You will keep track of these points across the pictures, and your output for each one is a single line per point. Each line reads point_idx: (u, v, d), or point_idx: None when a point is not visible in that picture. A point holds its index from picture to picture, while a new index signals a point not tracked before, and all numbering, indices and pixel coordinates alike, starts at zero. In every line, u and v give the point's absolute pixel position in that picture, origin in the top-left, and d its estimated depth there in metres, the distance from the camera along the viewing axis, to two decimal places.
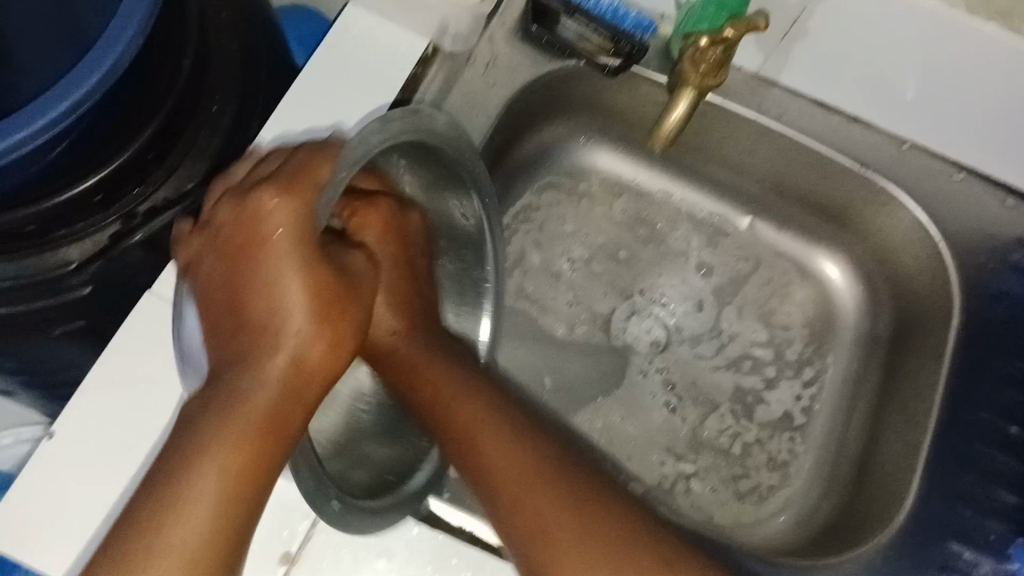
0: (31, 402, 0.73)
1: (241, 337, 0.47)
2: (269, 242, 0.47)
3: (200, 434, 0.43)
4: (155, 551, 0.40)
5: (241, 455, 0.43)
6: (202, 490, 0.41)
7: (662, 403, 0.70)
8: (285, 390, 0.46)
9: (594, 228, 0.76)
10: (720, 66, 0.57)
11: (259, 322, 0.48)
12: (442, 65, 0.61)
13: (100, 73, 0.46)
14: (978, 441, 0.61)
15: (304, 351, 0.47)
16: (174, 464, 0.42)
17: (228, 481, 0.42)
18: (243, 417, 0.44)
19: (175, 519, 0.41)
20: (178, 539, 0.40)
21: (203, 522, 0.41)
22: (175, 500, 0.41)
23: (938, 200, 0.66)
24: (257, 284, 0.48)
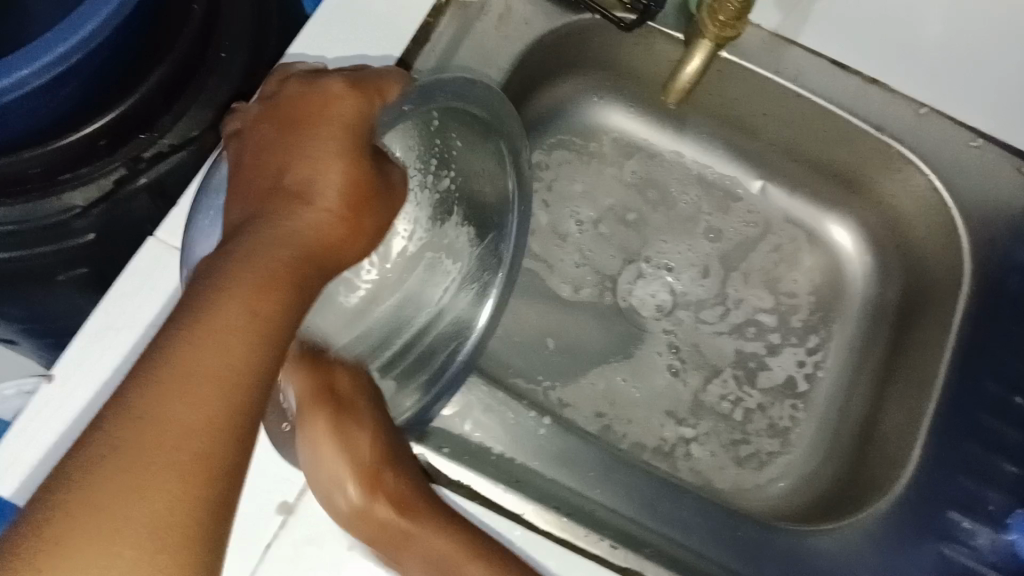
0: (30, 349, 0.73)
1: (272, 200, 0.45)
2: (330, 122, 0.47)
3: (221, 280, 0.39)
4: (177, 376, 0.36)
5: (271, 299, 0.40)
6: (235, 328, 0.38)
7: (666, 365, 0.70)
8: (304, 257, 0.44)
9: (604, 189, 0.75)
10: (738, 18, 0.56)
11: (293, 192, 0.45)
12: (455, 14, 0.60)
13: (109, 9, 0.46)
14: (983, 411, 0.61)
15: (324, 232, 0.45)
16: (198, 301, 0.39)
17: (256, 328, 0.39)
18: (271, 262, 0.42)
19: (205, 345, 0.37)
20: (207, 365, 0.36)
21: (236, 354, 0.38)
22: (204, 329, 0.37)
23: (956, 171, 0.65)
24: (303, 154, 0.46)
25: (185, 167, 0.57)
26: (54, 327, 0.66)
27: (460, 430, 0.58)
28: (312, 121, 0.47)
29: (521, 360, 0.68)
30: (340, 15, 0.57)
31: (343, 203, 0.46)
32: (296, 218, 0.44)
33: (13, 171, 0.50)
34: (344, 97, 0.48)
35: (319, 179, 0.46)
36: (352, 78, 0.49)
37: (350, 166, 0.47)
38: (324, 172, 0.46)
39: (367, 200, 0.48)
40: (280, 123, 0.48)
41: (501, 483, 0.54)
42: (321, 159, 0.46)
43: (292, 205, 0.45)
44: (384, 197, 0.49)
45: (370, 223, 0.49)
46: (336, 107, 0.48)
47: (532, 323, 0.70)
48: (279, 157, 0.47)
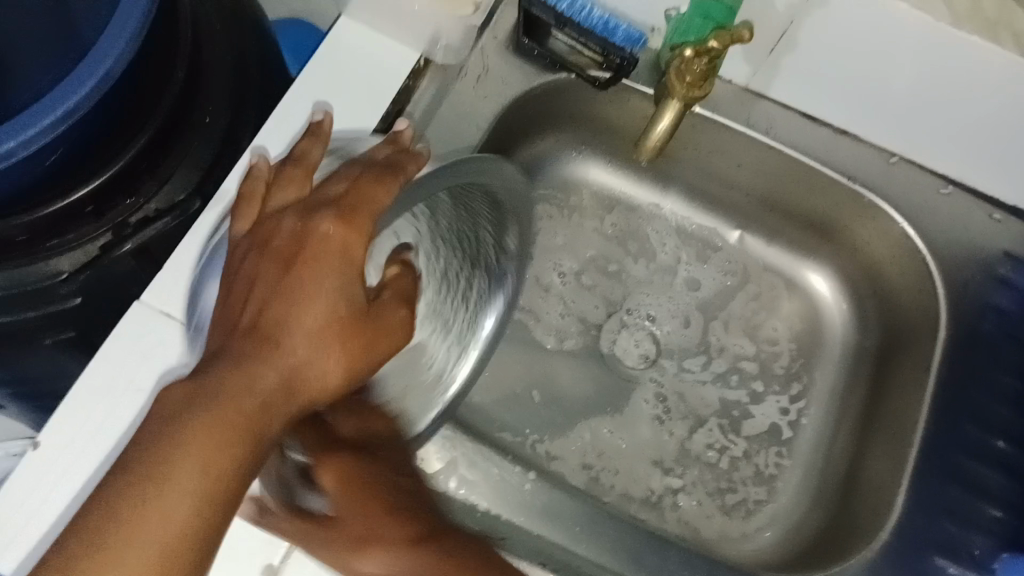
0: (17, 413, 0.73)
1: (245, 342, 0.40)
2: (312, 263, 0.40)
3: (181, 426, 0.36)
4: (127, 526, 0.34)
5: (228, 453, 0.36)
6: (179, 503, 0.35)
7: (651, 415, 0.70)
8: (265, 413, 0.38)
9: (584, 242, 0.76)
10: (705, 79, 0.58)
11: (267, 336, 0.40)
12: (433, 76, 0.62)
13: (93, 82, 0.46)
14: (964, 454, 0.62)
15: (302, 375, 0.40)
16: (152, 452, 0.36)
17: (210, 487, 0.36)
18: (227, 420, 0.37)
19: (153, 509, 0.34)
20: (161, 518, 0.34)
21: (185, 515, 0.35)
22: (152, 489, 0.35)
23: (925, 214, 0.67)
24: (285, 293, 0.40)
25: (169, 228, 0.57)
26: (41, 391, 0.66)
27: (445, 487, 0.58)
28: (296, 258, 0.41)
29: (505, 414, 0.68)
30: (305, 102, 0.58)
31: (323, 337, 0.41)
32: (267, 367, 0.39)
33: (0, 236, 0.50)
34: (335, 231, 0.41)
35: (297, 322, 0.40)
36: (344, 204, 0.42)
37: (338, 305, 0.41)
38: (303, 318, 0.40)
39: (355, 338, 0.42)
40: (268, 248, 0.42)
41: (487, 539, 0.55)
42: (303, 303, 0.40)
43: (259, 349, 0.39)
44: (372, 329, 0.43)
45: (359, 362, 0.42)
46: (326, 245, 0.41)
47: (513, 377, 0.70)
48: (260, 288, 0.41)
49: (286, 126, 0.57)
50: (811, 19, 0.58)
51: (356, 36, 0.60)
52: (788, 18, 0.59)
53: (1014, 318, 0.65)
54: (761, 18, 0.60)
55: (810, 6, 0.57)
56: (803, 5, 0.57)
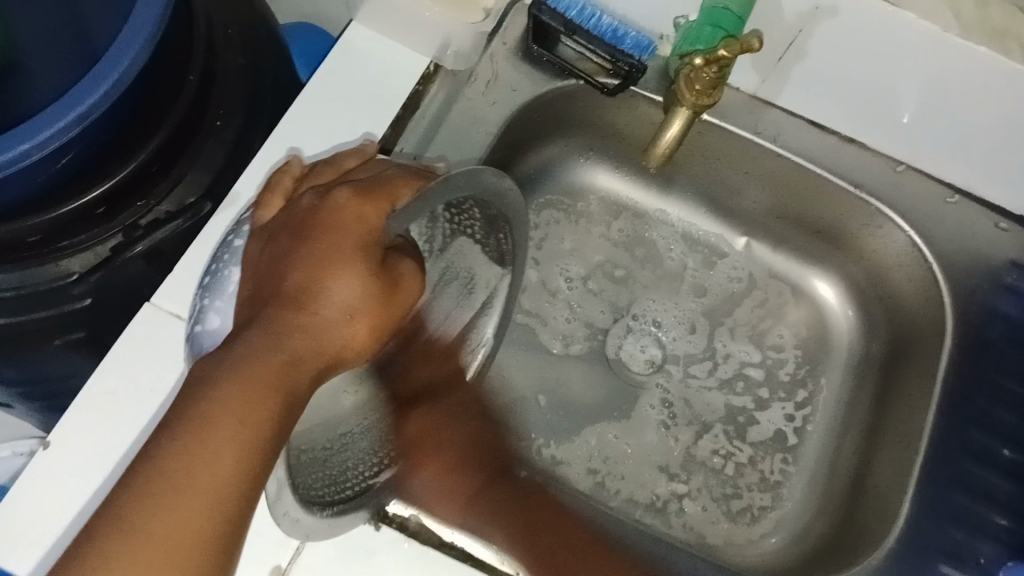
0: (25, 413, 0.73)
1: (274, 309, 0.42)
2: (334, 235, 0.43)
3: (216, 382, 0.39)
4: (182, 466, 0.37)
5: (259, 411, 0.38)
6: (220, 455, 0.37)
7: (657, 420, 0.71)
8: (293, 371, 0.40)
9: (591, 247, 0.76)
10: (715, 86, 0.58)
11: (293, 300, 0.42)
12: (442, 83, 0.62)
13: (109, 84, 0.47)
14: (968, 461, 0.62)
15: (330, 337, 0.42)
16: (194, 412, 0.38)
17: (247, 437, 0.38)
18: (261, 377, 0.39)
19: (200, 454, 0.37)
20: (211, 463, 0.37)
21: (224, 460, 0.37)
22: (194, 439, 0.37)
23: (932, 222, 0.67)
24: (311, 266, 0.42)
25: (181, 229, 0.58)
26: (51, 392, 0.66)
27: None
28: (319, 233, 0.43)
29: (512, 418, 0.69)
30: (316, 107, 0.58)
31: (350, 304, 0.42)
32: (300, 329, 0.41)
33: (10, 237, 0.51)
34: (352, 208, 0.44)
35: (324, 290, 0.42)
36: (363, 188, 0.45)
37: (355, 277, 0.42)
38: (329, 282, 0.42)
39: (379, 307, 0.43)
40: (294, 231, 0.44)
41: None
42: (330, 274, 0.42)
43: (289, 316, 0.41)
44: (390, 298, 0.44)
45: (380, 328, 0.44)
46: (342, 215, 0.43)
47: (520, 381, 0.70)
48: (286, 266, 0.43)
49: (299, 130, 0.58)
50: (820, 28, 0.59)
51: (366, 42, 0.61)
52: (796, 26, 0.59)
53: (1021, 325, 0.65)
54: (770, 26, 0.60)
55: (820, 13, 0.57)
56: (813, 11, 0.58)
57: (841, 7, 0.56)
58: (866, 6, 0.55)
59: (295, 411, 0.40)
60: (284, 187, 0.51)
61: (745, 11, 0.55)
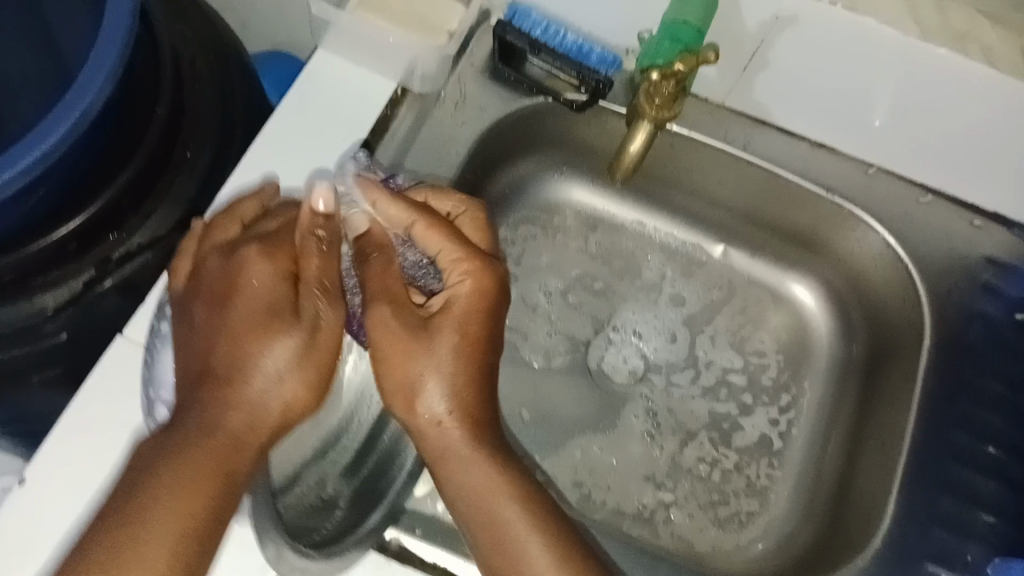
0: (9, 447, 0.73)
1: (205, 388, 0.44)
2: (244, 299, 0.44)
3: (156, 479, 0.41)
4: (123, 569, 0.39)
5: (198, 491, 0.41)
6: (158, 542, 0.40)
7: (641, 430, 0.71)
8: (233, 445, 0.43)
9: (569, 261, 0.77)
10: (673, 100, 0.59)
11: (222, 377, 0.44)
12: (410, 105, 0.63)
13: (64, 127, 0.47)
14: (951, 459, 0.62)
15: (266, 402, 0.44)
16: (131, 505, 0.40)
17: (205, 498, 0.42)
18: (199, 460, 0.42)
19: (145, 545, 0.40)
20: (155, 549, 0.40)
21: (167, 544, 0.40)
22: (134, 538, 0.40)
23: (905, 223, 0.68)
24: (231, 336, 0.44)
25: (154, 263, 0.58)
26: (32, 426, 0.66)
27: (433, 509, 0.57)
28: (229, 301, 0.44)
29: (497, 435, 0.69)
30: (286, 133, 0.59)
31: (285, 364, 0.44)
32: (231, 407, 0.43)
33: None
34: (261, 264, 0.45)
35: (251, 362, 0.44)
36: (270, 240, 0.46)
37: (286, 335, 0.44)
38: (257, 351, 0.44)
39: (315, 355, 0.45)
40: (210, 299, 0.45)
41: (475, 560, 0.54)
42: (248, 342, 0.44)
43: (219, 393, 0.43)
44: (317, 344, 0.45)
45: (319, 378, 0.46)
46: (254, 272, 0.44)
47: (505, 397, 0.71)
48: (211, 338, 0.45)
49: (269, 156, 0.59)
50: (780, 37, 0.60)
51: (333, 69, 0.62)
52: (758, 36, 0.60)
53: (1000, 322, 0.66)
54: (734, 38, 0.61)
55: (782, 23, 0.58)
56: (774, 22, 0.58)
57: (800, 18, 0.57)
58: (827, 16, 0.56)
59: (237, 486, 0.43)
60: (193, 245, 0.49)
61: (705, 25, 0.56)
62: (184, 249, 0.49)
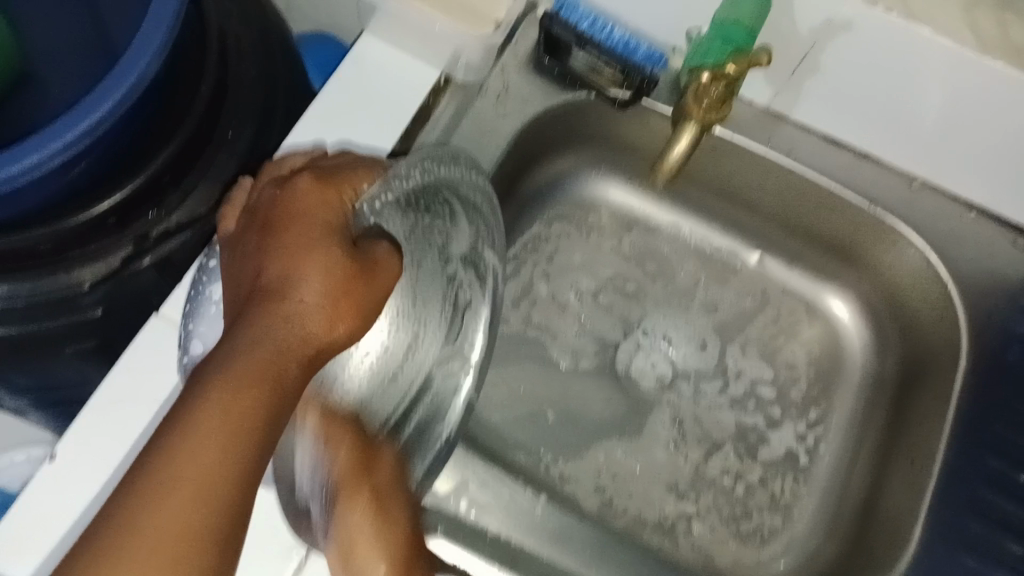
0: (33, 419, 0.73)
1: (250, 303, 0.40)
2: (299, 220, 0.42)
3: (207, 382, 0.36)
4: (155, 486, 0.32)
5: (249, 400, 0.36)
6: (201, 453, 0.33)
7: (666, 438, 0.70)
8: (283, 356, 0.38)
9: (601, 261, 0.75)
10: (723, 102, 0.58)
11: (269, 291, 0.40)
12: (452, 96, 0.63)
13: (115, 98, 0.46)
14: (984, 486, 0.60)
15: (306, 331, 0.39)
16: (181, 412, 0.35)
17: (250, 419, 0.35)
18: (249, 368, 0.36)
19: (183, 458, 0.33)
20: (201, 457, 0.33)
21: (210, 454, 0.34)
22: (176, 450, 0.33)
23: (949, 242, 0.66)
24: (278, 251, 0.41)
25: (191, 242, 0.57)
26: (58, 399, 0.66)
27: (456, 509, 0.57)
28: (279, 221, 0.42)
29: (521, 434, 0.68)
30: (327, 115, 0.58)
31: (326, 283, 0.40)
32: (280, 326, 0.38)
33: (20, 247, 0.50)
34: (309, 195, 0.43)
35: (297, 274, 0.40)
36: (321, 175, 0.44)
37: (325, 253, 0.41)
38: (304, 269, 0.40)
39: (355, 283, 0.41)
40: (259, 225, 0.43)
41: (496, 562, 0.55)
42: (299, 257, 0.40)
43: (265, 307, 0.39)
44: (369, 278, 0.42)
45: (362, 306, 0.41)
46: (305, 203, 0.43)
47: (530, 395, 0.70)
48: (257, 258, 0.42)
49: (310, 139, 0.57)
50: (834, 41, 0.58)
51: (376, 53, 0.60)
52: (811, 40, 0.58)
53: None
54: (787, 39, 0.59)
55: (836, 29, 0.57)
56: (829, 28, 0.57)
57: (856, 24, 0.55)
58: (882, 23, 0.54)
59: (286, 399, 0.37)
60: (241, 203, 0.48)
61: (757, 26, 0.54)
62: (233, 200, 0.48)
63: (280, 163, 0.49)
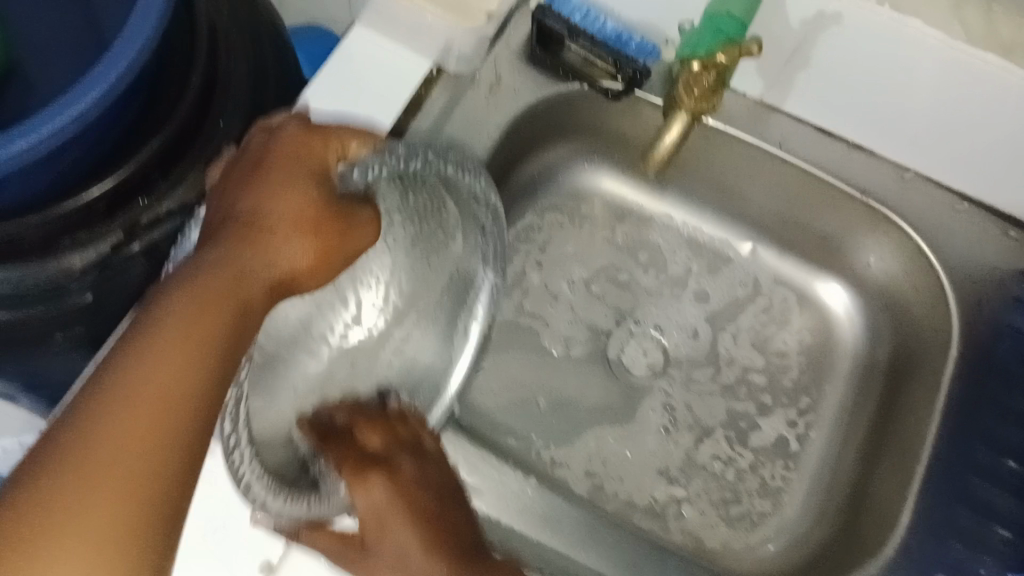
0: (33, 406, 0.74)
1: (229, 231, 0.46)
2: (284, 161, 0.47)
3: (172, 294, 0.42)
4: (143, 372, 0.39)
5: (210, 316, 0.42)
6: (165, 348, 0.40)
7: (658, 424, 0.71)
8: (252, 281, 0.44)
9: (594, 250, 0.76)
10: (713, 91, 0.59)
11: (245, 222, 0.46)
12: (444, 85, 0.63)
13: (100, 88, 0.47)
14: (971, 471, 0.61)
15: (277, 262, 0.45)
16: (150, 321, 0.41)
17: (202, 336, 0.41)
18: (209, 285, 0.43)
19: (148, 358, 0.40)
20: (162, 363, 0.40)
21: (178, 360, 0.40)
22: (149, 349, 0.40)
23: (940, 232, 0.66)
24: (260, 189, 0.46)
25: (179, 230, 0.57)
26: (59, 385, 0.67)
27: None
28: (262, 163, 0.47)
29: (514, 420, 0.69)
30: (320, 103, 0.59)
31: (297, 225, 0.46)
32: (203, 315, 0.42)
33: (13, 235, 0.51)
34: (294, 140, 0.48)
35: (270, 211, 0.46)
36: (308, 127, 0.49)
37: (297, 194, 0.46)
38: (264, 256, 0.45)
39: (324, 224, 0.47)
40: (246, 167, 0.48)
41: None
42: (275, 194, 0.46)
43: (246, 236, 0.45)
44: (339, 221, 0.47)
45: (331, 246, 0.47)
46: (288, 148, 0.47)
47: (522, 382, 0.71)
48: (238, 196, 0.47)
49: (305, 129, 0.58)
50: (826, 35, 0.59)
51: (369, 44, 0.61)
52: (800, 31, 0.59)
53: None
54: (776, 30, 0.60)
55: (824, 19, 0.57)
56: (817, 18, 0.57)
57: (844, 14, 0.56)
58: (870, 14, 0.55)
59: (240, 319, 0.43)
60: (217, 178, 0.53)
61: (748, 17, 0.55)
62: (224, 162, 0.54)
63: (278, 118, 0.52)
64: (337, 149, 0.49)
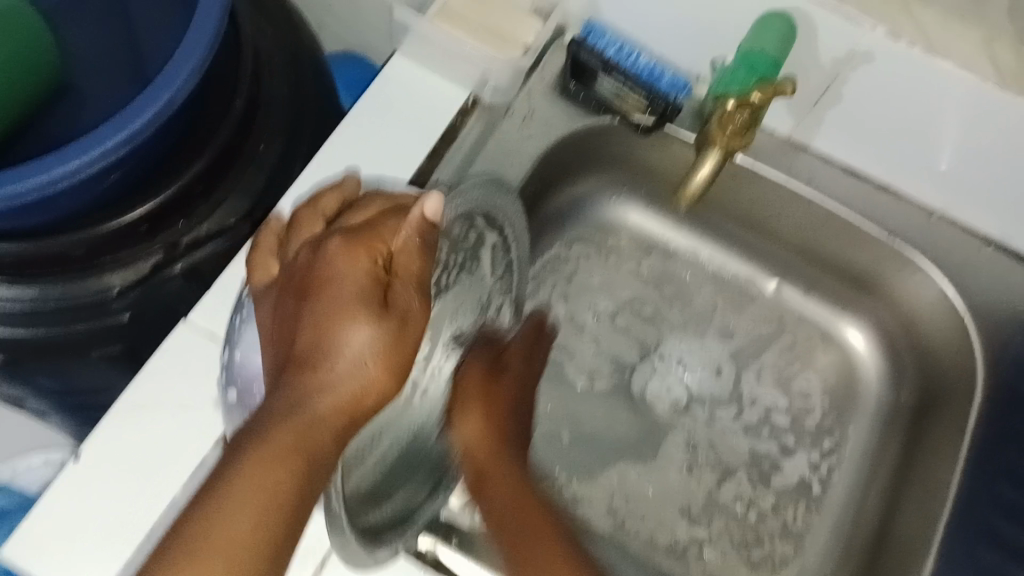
0: (56, 422, 0.74)
1: (286, 374, 0.42)
2: (335, 279, 0.42)
3: (235, 466, 0.40)
4: (199, 546, 0.37)
5: (278, 475, 0.39)
6: (240, 514, 0.38)
7: (680, 461, 0.70)
8: (314, 433, 0.41)
9: (620, 283, 0.76)
10: (747, 129, 0.59)
11: (303, 362, 0.42)
12: (479, 116, 0.64)
13: (150, 111, 0.47)
14: (996, 516, 0.60)
15: (343, 393, 0.42)
16: (213, 497, 0.39)
17: (278, 489, 0.40)
18: (279, 450, 0.40)
19: (210, 536, 0.38)
20: (230, 529, 0.38)
21: (242, 528, 0.38)
22: (212, 518, 0.38)
23: (965, 274, 0.66)
24: (312, 322, 0.42)
25: (218, 251, 0.58)
26: (84, 403, 0.67)
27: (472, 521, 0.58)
28: (308, 287, 0.43)
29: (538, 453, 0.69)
30: (356, 131, 0.60)
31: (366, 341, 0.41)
32: (311, 405, 0.41)
33: (55, 253, 0.52)
34: (339, 252, 0.43)
35: (339, 346, 0.41)
36: (349, 228, 0.43)
37: (360, 324, 0.41)
38: (338, 335, 0.41)
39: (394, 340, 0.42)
40: (294, 289, 0.44)
41: None
42: (334, 321, 0.41)
43: (302, 379, 0.41)
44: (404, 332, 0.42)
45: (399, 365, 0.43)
46: (335, 263, 0.42)
47: (545, 414, 0.70)
48: (291, 324, 0.43)
49: (340, 156, 0.59)
50: (856, 73, 0.59)
51: (406, 74, 0.62)
52: (834, 70, 0.59)
53: None
54: (809, 69, 0.60)
55: (857, 60, 0.58)
56: (851, 58, 0.58)
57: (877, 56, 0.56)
58: (905, 57, 0.55)
59: (315, 472, 0.41)
60: (269, 247, 0.49)
61: (782, 56, 0.55)
62: (261, 241, 0.50)
63: (315, 201, 0.50)
64: (385, 244, 0.43)
